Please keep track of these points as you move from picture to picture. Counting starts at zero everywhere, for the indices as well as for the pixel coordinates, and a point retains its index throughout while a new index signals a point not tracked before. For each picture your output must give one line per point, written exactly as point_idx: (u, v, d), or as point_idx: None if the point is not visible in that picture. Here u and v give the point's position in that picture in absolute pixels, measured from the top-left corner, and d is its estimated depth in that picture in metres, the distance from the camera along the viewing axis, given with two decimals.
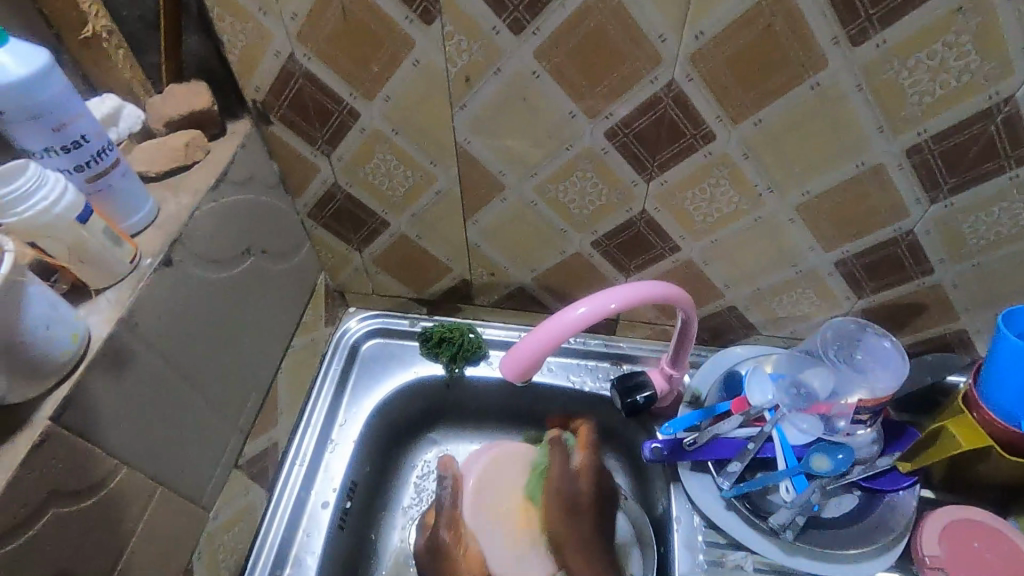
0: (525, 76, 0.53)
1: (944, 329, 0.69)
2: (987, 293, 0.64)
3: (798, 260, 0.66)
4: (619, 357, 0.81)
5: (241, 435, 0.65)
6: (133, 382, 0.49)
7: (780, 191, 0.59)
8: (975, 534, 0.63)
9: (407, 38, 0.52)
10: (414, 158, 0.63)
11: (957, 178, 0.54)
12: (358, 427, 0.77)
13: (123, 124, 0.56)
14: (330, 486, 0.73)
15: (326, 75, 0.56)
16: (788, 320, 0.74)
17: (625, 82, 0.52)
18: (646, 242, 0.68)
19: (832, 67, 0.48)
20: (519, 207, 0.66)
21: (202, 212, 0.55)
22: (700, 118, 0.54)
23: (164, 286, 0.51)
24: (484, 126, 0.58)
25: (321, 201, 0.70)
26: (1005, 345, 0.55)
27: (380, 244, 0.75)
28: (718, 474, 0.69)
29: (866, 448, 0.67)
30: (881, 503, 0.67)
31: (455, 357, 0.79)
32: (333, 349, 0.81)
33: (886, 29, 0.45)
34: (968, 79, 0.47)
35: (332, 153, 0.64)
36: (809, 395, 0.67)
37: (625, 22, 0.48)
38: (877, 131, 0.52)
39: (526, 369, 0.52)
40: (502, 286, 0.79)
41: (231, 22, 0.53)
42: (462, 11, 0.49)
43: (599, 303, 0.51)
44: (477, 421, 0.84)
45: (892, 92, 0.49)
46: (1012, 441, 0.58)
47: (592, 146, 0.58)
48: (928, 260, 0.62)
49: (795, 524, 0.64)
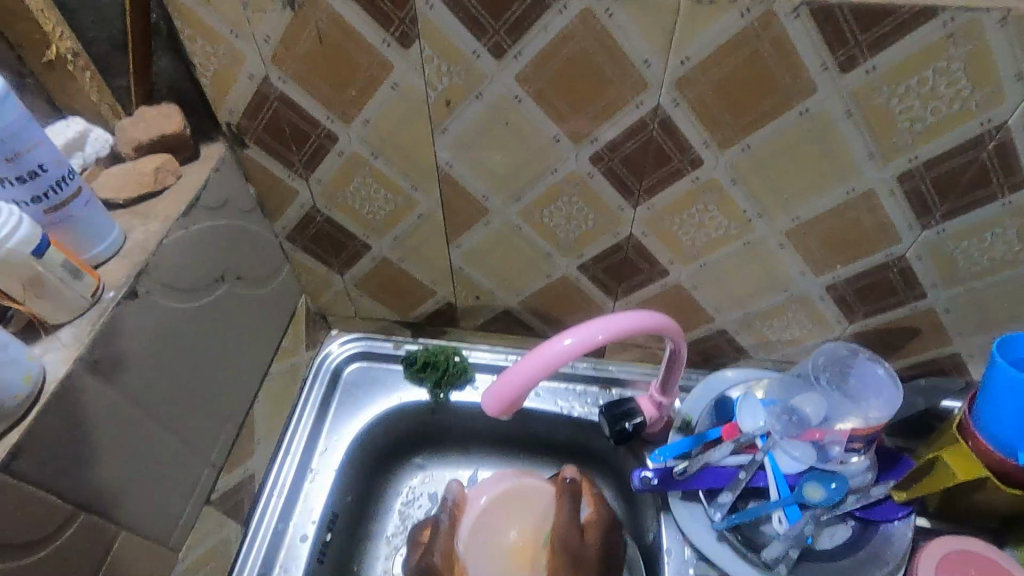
0: (507, 100, 0.52)
1: (939, 353, 0.68)
2: (981, 319, 0.63)
3: (789, 284, 0.64)
4: (608, 381, 0.79)
5: (214, 468, 0.62)
6: (95, 421, 0.47)
7: (769, 216, 0.57)
8: (971, 563, 0.61)
9: (385, 62, 0.50)
10: (395, 182, 0.61)
11: (949, 204, 0.53)
12: (339, 453, 0.74)
13: (89, 148, 0.54)
14: (310, 518, 0.70)
15: (302, 98, 0.54)
16: (779, 344, 0.72)
17: (610, 107, 0.51)
18: (634, 267, 0.66)
19: (820, 93, 0.47)
20: (503, 231, 0.65)
21: (171, 240, 0.53)
22: (687, 143, 0.53)
23: (128, 319, 0.49)
24: (467, 149, 0.57)
25: (300, 224, 0.68)
26: (1001, 374, 0.54)
27: (362, 267, 0.73)
28: (710, 504, 0.67)
29: (859, 477, 0.65)
30: (876, 534, 0.65)
31: (440, 382, 0.77)
32: (314, 375, 0.79)
33: (875, 56, 0.44)
34: (959, 106, 0.46)
35: (310, 176, 0.62)
36: (802, 422, 0.65)
37: (609, 47, 0.47)
38: (868, 158, 0.51)
39: (510, 404, 0.50)
40: (487, 310, 0.77)
41: (203, 44, 0.51)
42: (441, 36, 0.48)
43: (588, 333, 0.49)
44: (464, 447, 0.82)
45: (882, 120, 0.48)
46: (1008, 472, 0.57)
47: (577, 171, 0.57)
48: (920, 285, 0.61)
49: (788, 558, 0.63)
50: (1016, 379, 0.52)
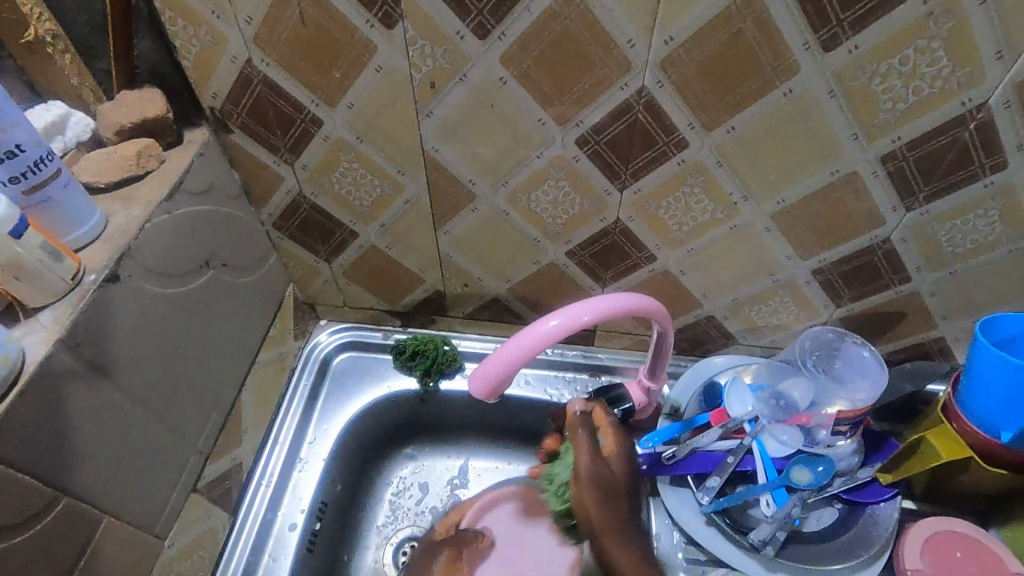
0: (492, 82, 0.51)
1: (922, 338, 0.68)
2: (964, 301, 0.63)
3: (775, 268, 0.64)
4: (597, 369, 0.80)
5: (200, 456, 0.62)
6: (76, 406, 0.46)
7: (755, 199, 0.58)
8: (957, 544, 0.62)
9: (368, 43, 0.50)
10: (381, 167, 0.61)
11: (932, 186, 0.53)
12: (328, 443, 0.74)
13: (70, 132, 0.53)
14: (298, 507, 0.70)
15: (286, 82, 0.54)
16: (766, 329, 0.73)
17: (595, 88, 0.51)
18: (622, 252, 0.66)
19: (803, 73, 0.47)
20: (490, 217, 0.65)
21: (154, 224, 0.53)
22: (672, 125, 0.53)
23: (110, 303, 0.48)
24: (452, 133, 0.56)
25: (286, 211, 0.68)
26: (984, 353, 0.54)
27: (349, 255, 0.73)
28: (698, 488, 0.67)
29: (846, 460, 0.66)
30: (862, 516, 0.65)
31: (429, 370, 0.76)
32: (303, 364, 0.78)
33: (857, 34, 0.44)
34: (941, 85, 0.46)
35: (296, 161, 0.61)
36: (790, 406, 0.67)
37: (593, 27, 0.47)
38: (851, 139, 0.51)
39: (496, 387, 0.50)
40: (476, 298, 0.77)
41: (184, 25, 0.51)
42: (424, 16, 0.48)
43: (573, 316, 0.50)
44: (454, 436, 0.82)
45: (865, 99, 0.48)
46: (992, 451, 0.57)
47: (564, 154, 0.57)
48: (905, 268, 0.61)
49: (776, 539, 0.63)
50: (998, 358, 0.53)
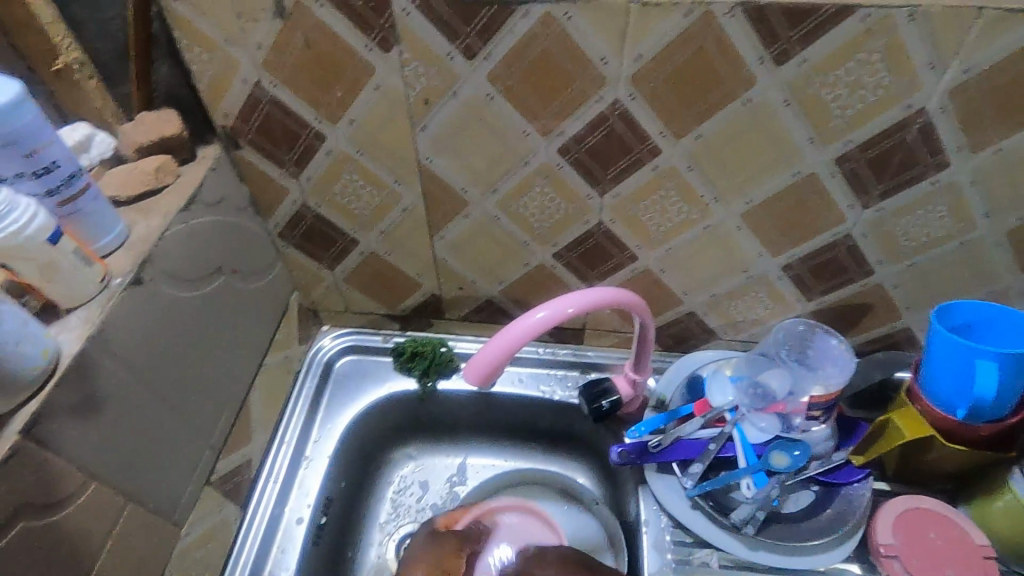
0: (480, 98, 0.57)
1: (891, 328, 0.73)
2: (925, 290, 0.68)
3: (749, 265, 0.69)
4: (587, 366, 0.84)
5: (213, 451, 0.66)
6: (103, 398, 0.50)
7: (724, 200, 0.62)
8: (924, 519, 0.66)
9: (367, 65, 0.55)
10: (380, 178, 0.66)
11: (885, 184, 0.59)
12: (333, 441, 0.78)
13: (94, 151, 0.58)
14: (305, 502, 0.73)
15: (292, 100, 0.59)
16: (745, 324, 0.77)
17: (574, 101, 0.56)
18: (606, 252, 0.71)
19: (761, 84, 0.52)
20: (482, 222, 0.69)
21: (171, 233, 0.57)
22: (646, 134, 0.58)
23: (134, 304, 0.53)
24: (445, 145, 0.61)
25: (291, 221, 0.72)
26: (938, 339, 0.59)
27: (351, 261, 0.77)
28: (683, 474, 0.71)
29: (821, 444, 0.70)
30: (837, 497, 0.69)
31: (428, 370, 0.81)
32: (307, 368, 0.83)
33: (804, 49, 0.49)
34: (883, 93, 0.51)
35: (301, 174, 0.66)
36: (768, 395, 0.71)
37: (570, 46, 0.52)
38: (808, 143, 0.56)
39: (488, 375, 0.54)
40: (470, 301, 0.81)
41: (199, 51, 0.56)
42: (418, 40, 0.53)
43: (558, 307, 0.55)
44: (453, 434, 0.86)
45: (817, 108, 0.53)
46: (951, 429, 0.62)
47: (548, 162, 0.62)
48: (867, 261, 0.66)
49: (756, 519, 0.67)
50: (950, 342, 0.58)
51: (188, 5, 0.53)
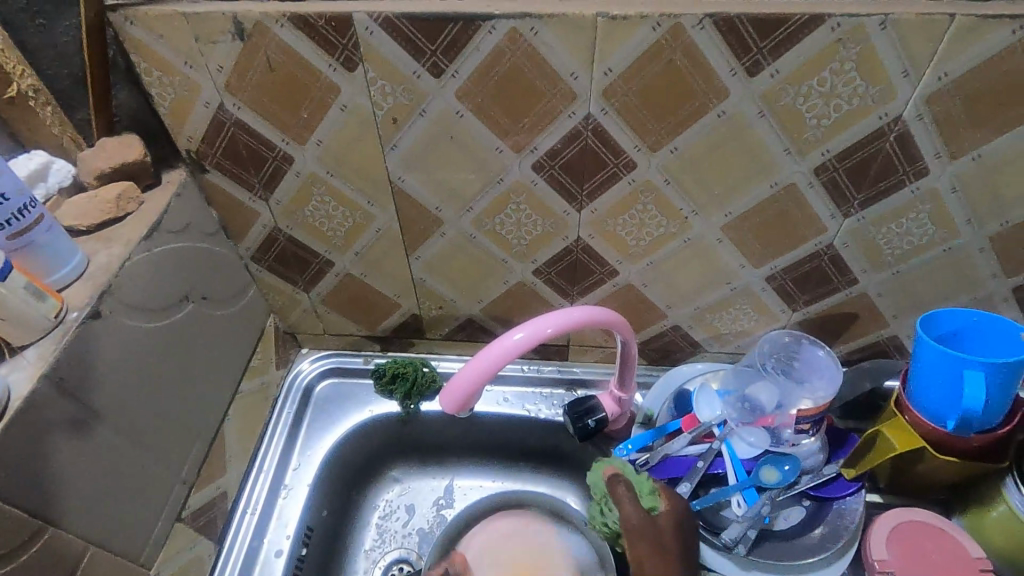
0: (450, 116, 0.55)
1: (877, 336, 0.72)
2: (909, 297, 0.67)
3: (731, 278, 0.68)
4: (572, 383, 0.82)
5: (185, 485, 0.63)
6: (59, 440, 0.48)
7: (703, 212, 0.61)
8: (920, 533, 0.65)
9: (333, 85, 0.54)
10: (351, 199, 0.64)
11: (865, 193, 0.58)
12: (312, 468, 0.76)
13: (52, 179, 0.57)
14: (284, 533, 0.71)
15: (257, 123, 0.57)
16: (730, 336, 0.76)
17: (546, 117, 0.55)
18: (586, 268, 0.69)
19: (734, 96, 0.51)
20: (458, 240, 0.68)
21: (133, 262, 0.56)
22: (620, 148, 0.56)
23: (92, 338, 0.51)
24: (417, 164, 0.60)
25: (263, 245, 0.70)
26: (924, 349, 0.58)
27: (326, 283, 0.75)
28: (670, 493, 0.68)
29: (811, 457, 0.69)
30: (829, 510, 0.67)
31: (409, 393, 0.79)
32: (286, 393, 0.81)
33: (777, 60, 0.48)
34: (858, 102, 0.51)
35: (270, 197, 0.65)
36: (756, 408, 0.70)
37: (538, 62, 0.51)
38: (785, 154, 0.55)
39: (465, 402, 0.53)
40: (452, 320, 0.79)
41: (159, 75, 0.54)
42: (383, 59, 0.52)
43: (537, 328, 0.53)
44: (439, 457, 0.84)
45: (792, 118, 0.52)
46: (942, 441, 0.61)
47: (522, 178, 0.60)
48: (851, 271, 0.65)
49: (747, 538, 0.64)
50: (936, 353, 0.56)
51: (144, 28, 0.51)
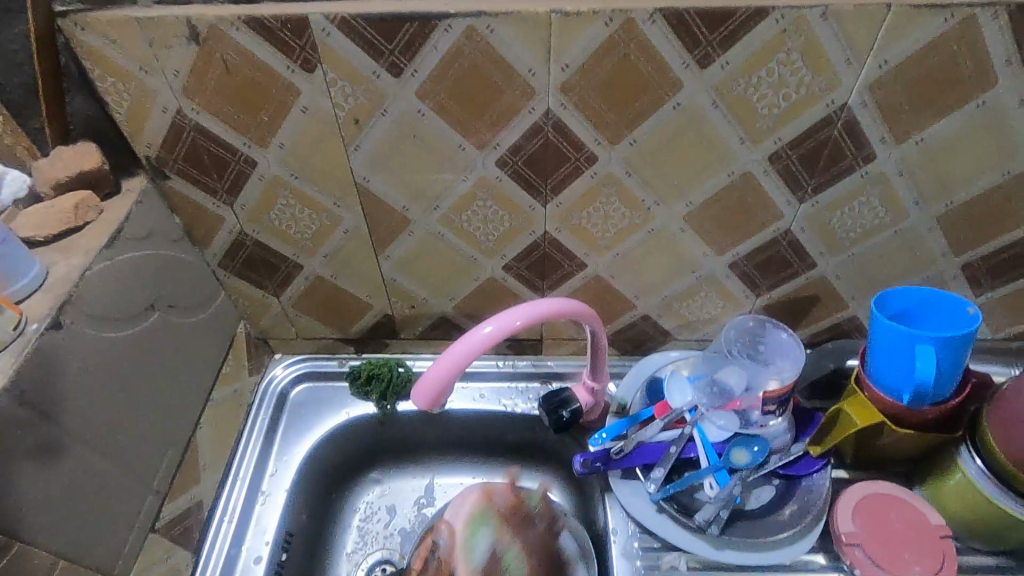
0: (412, 115, 0.56)
1: (838, 318, 0.75)
2: (865, 278, 0.70)
3: (695, 266, 0.70)
4: (547, 376, 0.83)
5: (157, 495, 0.62)
6: (23, 454, 0.48)
7: (665, 203, 0.63)
8: (884, 504, 0.67)
9: (292, 87, 0.54)
10: (317, 201, 0.64)
11: (818, 179, 0.60)
12: (290, 472, 0.76)
13: (8, 189, 0.56)
14: (263, 539, 0.71)
15: (217, 127, 0.57)
16: (698, 323, 0.78)
17: (507, 114, 0.55)
18: (554, 261, 0.70)
19: (688, 88, 0.53)
20: (427, 239, 0.68)
21: (95, 271, 0.55)
22: (580, 142, 0.58)
23: (54, 350, 0.50)
24: (381, 164, 0.60)
25: (230, 250, 0.70)
26: (878, 327, 0.60)
27: (297, 287, 0.75)
28: (646, 478, 0.70)
29: (780, 437, 0.71)
30: (799, 488, 0.69)
31: (385, 393, 0.79)
32: (261, 399, 0.80)
33: (726, 52, 0.50)
34: (805, 91, 0.53)
35: (235, 202, 0.64)
36: (725, 392, 0.72)
37: (495, 60, 0.52)
38: (739, 144, 0.57)
39: (437, 397, 0.54)
40: (425, 318, 0.80)
41: (113, 81, 0.54)
42: (341, 60, 0.52)
43: (506, 321, 0.54)
44: (418, 456, 0.84)
45: (745, 109, 0.54)
46: (899, 414, 0.63)
47: (487, 175, 0.61)
48: (809, 255, 0.68)
49: (719, 518, 0.66)
50: (890, 330, 0.59)
51: (96, 34, 0.51)
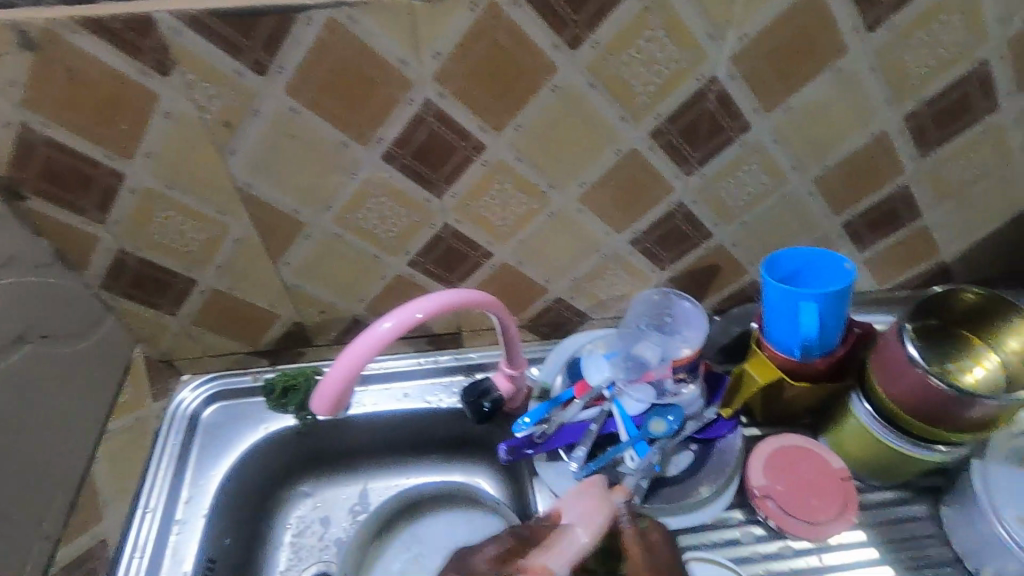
0: (286, 113, 0.54)
1: (740, 284, 0.78)
2: (758, 244, 0.73)
3: (599, 245, 0.71)
4: (471, 368, 0.83)
5: (48, 540, 0.60)
6: None
7: (559, 186, 0.63)
8: (791, 455, 0.71)
9: (149, 91, 0.51)
10: (199, 211, 0.61)
11: (701, 151, 0.62)
12: (207, 496, 0.72)
13: None
14: (180, 570, 0.67)
15: (71, 139, 0.52)
16: (611, 301, 0.79)
17: (385, 106, 0.54)
18: (459, 253, 0.69)
19: (563, 70, 0.53)
20: (324, 241, 0.66)
21: None
22: (465, 130, 0.57)
23: None
24: (263, 167, 0.58)
25: (110, 272, 0.64)
26: (767, 288, 0.63)
27: (193, 303, 0.71)
28: (569, 458, 0.71)
29: (694, 403, 0.73)
30: (714, 450, 0.72)
31: (304, 404, 0.76)
32: (169, 424, 0.76)
33: (593, 31, 0.51)
34: (675, 67, 0.54)
35: (106, 219, 0.60)
36: (642, 364, 0.74)
37: (363, 51, 0.50)
38: (621, 122, 0.58)
39: (338, 402, 0.53)
40: (337, 323, 0.77)
41: None
42: (199, 59, 0.49)
43: (404, 316, 0.53)
44: (346, 463, 0.82)
45: (620, 87, 0.55)
46: (794, 369, 0.67)
47: (377, 170, 0.59)
48: (704, 225, 0.70)
49: (640, 489, 0.68)
50: (777, 290, 0.62)
51: None
